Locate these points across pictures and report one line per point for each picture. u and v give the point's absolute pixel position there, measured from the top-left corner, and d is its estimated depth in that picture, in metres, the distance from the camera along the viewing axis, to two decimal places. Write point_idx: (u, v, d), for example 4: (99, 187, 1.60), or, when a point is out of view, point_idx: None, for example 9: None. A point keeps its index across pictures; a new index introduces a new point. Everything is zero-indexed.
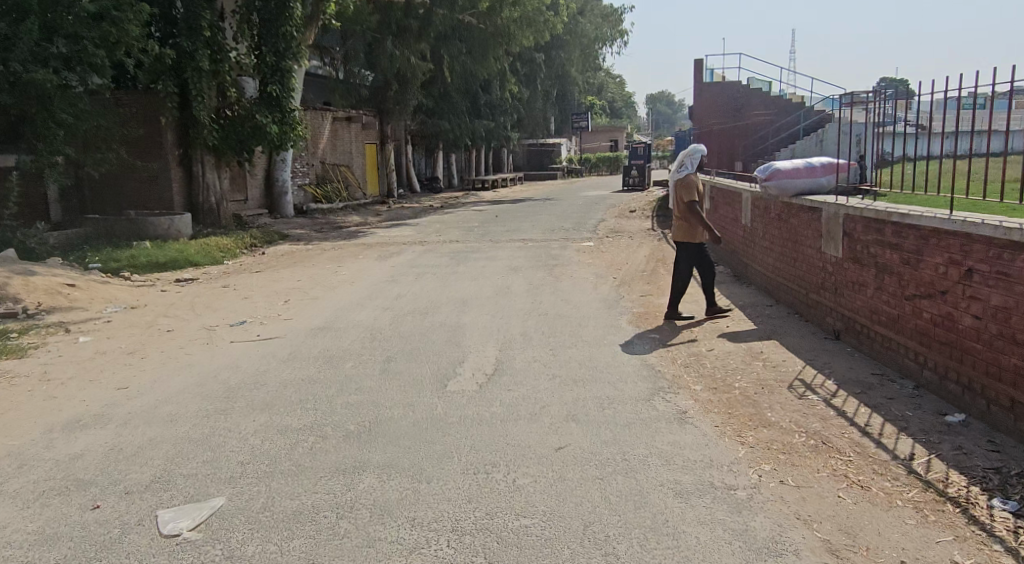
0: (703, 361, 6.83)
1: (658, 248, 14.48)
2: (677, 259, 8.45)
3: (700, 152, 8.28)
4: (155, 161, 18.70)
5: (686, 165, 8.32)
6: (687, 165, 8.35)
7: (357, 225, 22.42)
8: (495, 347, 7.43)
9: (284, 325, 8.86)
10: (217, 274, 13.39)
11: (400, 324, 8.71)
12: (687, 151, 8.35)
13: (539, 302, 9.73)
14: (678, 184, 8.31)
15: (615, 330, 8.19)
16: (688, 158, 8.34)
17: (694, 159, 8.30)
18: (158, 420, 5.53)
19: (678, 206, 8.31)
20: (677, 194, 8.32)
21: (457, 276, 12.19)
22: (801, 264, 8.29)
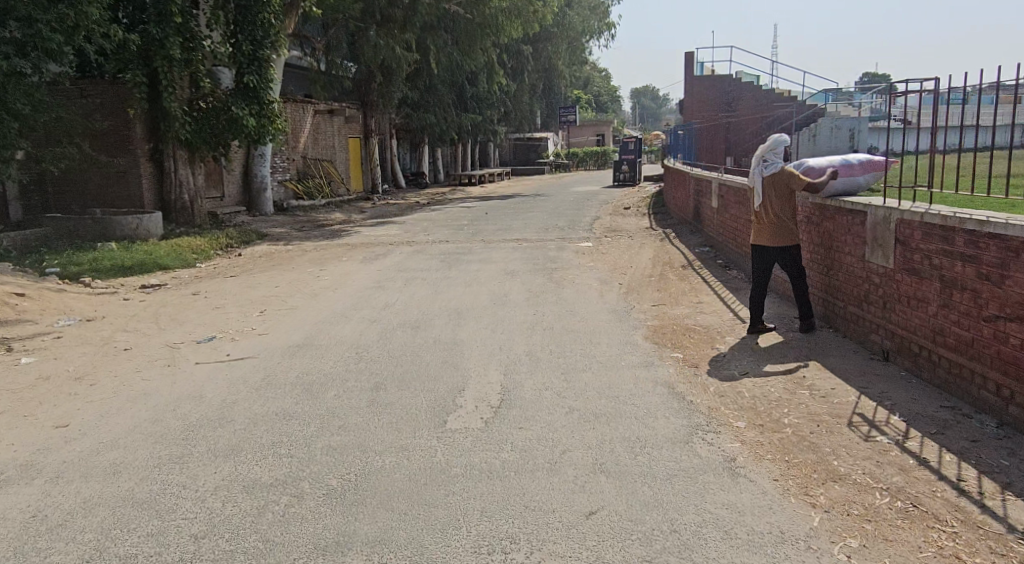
0: (740, 389, 5.91)
1: (662, 250, 13.60)
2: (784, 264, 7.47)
3: (784, 142, 7.43)
4: (124, 157, 17.73)
5: (775, 160, 7.45)
6: (772, 161, 7.47)
7: (340, 223, 21.40)
8: (498, 372, 6.51)
9: (258, 343, 7.90)
10: (188, 279, 12.38)
11: (389, 340, 7.78)
12: (768, 145, 7.46)
13: (542, 314, 8.81)
14: (772, 181, 7.39)
15: (631, 348, 7.29)
16: (771, 152, 7.45)
17: (778, 152, 7.47)
18: (98, 472, 4.58)
19: (775, 208, 7.38)
20: (772, 194, 7.39)
21: (449, 282, 11.25)
22: (838, 274, 7.40)
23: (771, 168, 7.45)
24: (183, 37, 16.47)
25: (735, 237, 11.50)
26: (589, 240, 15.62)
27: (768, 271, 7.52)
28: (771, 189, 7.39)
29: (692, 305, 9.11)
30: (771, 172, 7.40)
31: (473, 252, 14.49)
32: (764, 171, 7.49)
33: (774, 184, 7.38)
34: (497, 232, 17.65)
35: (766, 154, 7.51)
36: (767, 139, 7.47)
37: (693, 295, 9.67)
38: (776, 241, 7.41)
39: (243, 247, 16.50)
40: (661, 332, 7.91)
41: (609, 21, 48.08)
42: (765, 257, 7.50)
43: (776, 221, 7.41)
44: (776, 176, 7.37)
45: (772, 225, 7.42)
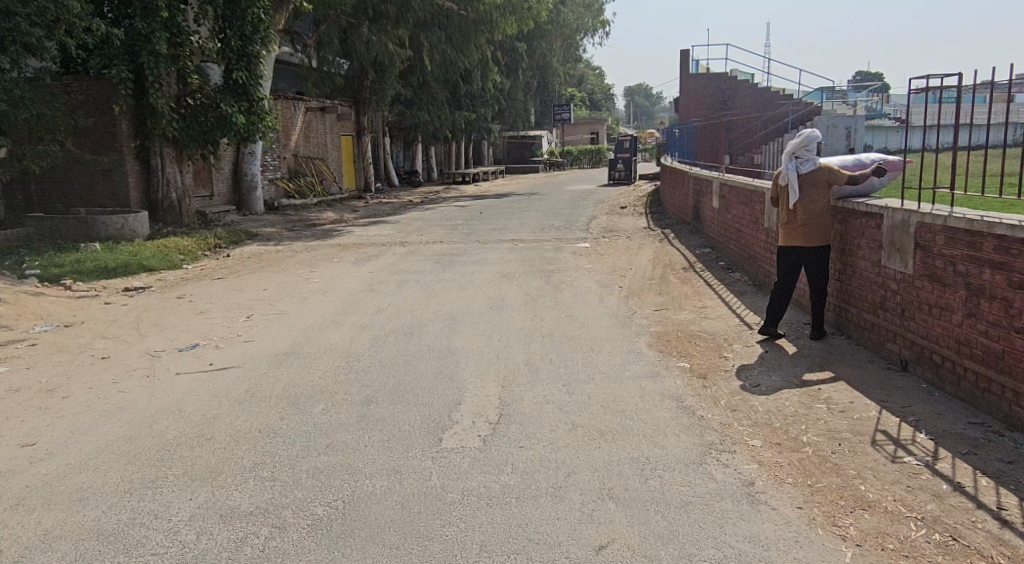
0: (754, 403, 5.58)
1: (662, 251, 13.29)
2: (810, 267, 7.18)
3: (817, 137, 7.17)
4: (109, 154, 17.31)
5: (810, 156, 7.17)
6: (807, 157, 7.19)
7: (332, 222, 21.03)
8: (497, 383, 6.17)
9: (243, 350, 7.55)
10: (173, 281, 12.02)
11: (382, 349, 7.43)
12: (802, 141, 7.16)
13: (541, 319, 8.47)
14: (804, 179, 7.11)
15: (636, 356, 6.95)
16: (805, 147, 7.16)
17: (811, 149, 7.17)
18: (63, 499, 4.23)
19: (806, 208, 7.09)
20: (805, 193, 7.09)
21: (444, 285, 10.90)
22: (852, 279, 7.07)
23: (807, 164, 7.17)
24: (170, 32, 16.19)
25: (737, 239, 11.21)
26: (586, 241, 15.30)
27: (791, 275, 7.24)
28: (808, 185, 7.11)
29: (696, 310, 8.78)
30: (809, 168, 7.13)
31: (468, 253, 14.15)
32: (799, 167, 7.18)
33: (812, 181, 7.10)
34: (492, 232, 17.32)
35: (799, 150, 7.19)
36: (801, 135, 7.17)
37: (696, 299, 9.34)
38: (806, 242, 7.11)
39: (232, 247, 16.13)
40: (665, 339, 7.58)
41: (603, 19, 47.77)
42: (793, 258, 7.21)
43: (805, 221, 7.12)
44: (813, 173, 7.11)
45: (801, 225, 7.12)
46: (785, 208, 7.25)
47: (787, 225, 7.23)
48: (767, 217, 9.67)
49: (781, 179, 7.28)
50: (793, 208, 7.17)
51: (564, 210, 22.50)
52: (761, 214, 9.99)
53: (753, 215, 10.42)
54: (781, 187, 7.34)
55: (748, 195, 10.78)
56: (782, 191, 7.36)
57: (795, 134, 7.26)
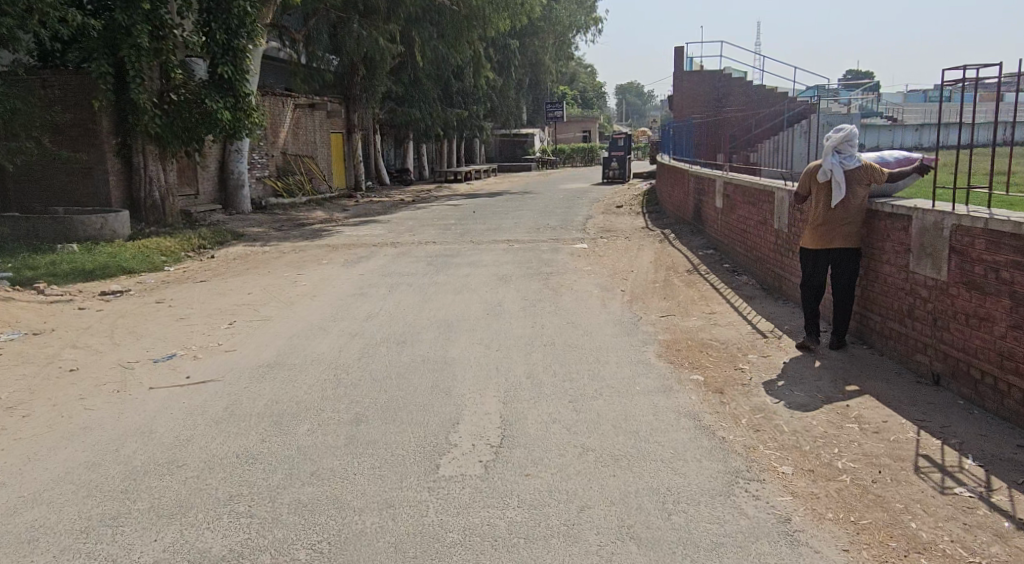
0: (779, 422, 5.12)
1: (663, 252, 12.85)
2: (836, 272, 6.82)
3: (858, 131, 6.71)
4: (89, 151, 16.96)
5: (854, 151, 6.71)
6: (850, 153, 6.72)
7: (321, 222, 20.50)
8: (497, 400, 5.70)
9: (223, 361, 7.06)
10: (153, 285, 11.51)
11: (373, 360, 6.94)
12: (846, 135, 6.67)
13: (541, 327, 8.00)
14: (851, 177, 6.65)
15: (645, 368, 6.49)
16: (849, 140, 6.68)
17: (853, 144, 6.71)
18: (9, 542, 3.76)
19: (850, 206, 6.67)
20: (850, 191, 6.66)
21: (438, 288, 10.43)
22: (875, 285, 6.61)
23: (851, 160, 6.70)
24: (153, 24, 15.73)
25: (743, 239, 10.77)
26: (583, 242, 14.85)
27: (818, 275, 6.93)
28: (853, 182, 6.66)
29: (705, 316, 8.32)
30: (855, 164, 6.67)
31: (462, 254, 13.68)
32: (843, 163, 6.69)
33: (857, 178, 6.66)
34: (486, 232, 16.85)
35: (843, 144, 6.69)
36: (844, 128, 6.68)
37: (704, 304, 8.88)
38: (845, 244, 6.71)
39: (217, 248, 15.60)
40: (675, 348, 7.12)
41: (596, 16, 47.31)
42: (820, 260, 6.86)
43: (847, 221, 6.70)
44: (858, 171, 6.67)
45: (843, 225, 6.70)
46: (825, 205, 6.75)
47: (825, 224, 6.74)
48: (778, 218, 9.19)
49: (822, 174, 6.75)
50: (835, 205, 6.69)
51: (559, 209, 22.05)
52: (770, 214, 9.52)
53: (760, 215, 9.96)
54: (818, 184, 6.81)
55: (755, 195, 10.29)
56: (817, 188, 6.83)
57: (834, 128, 6.75)
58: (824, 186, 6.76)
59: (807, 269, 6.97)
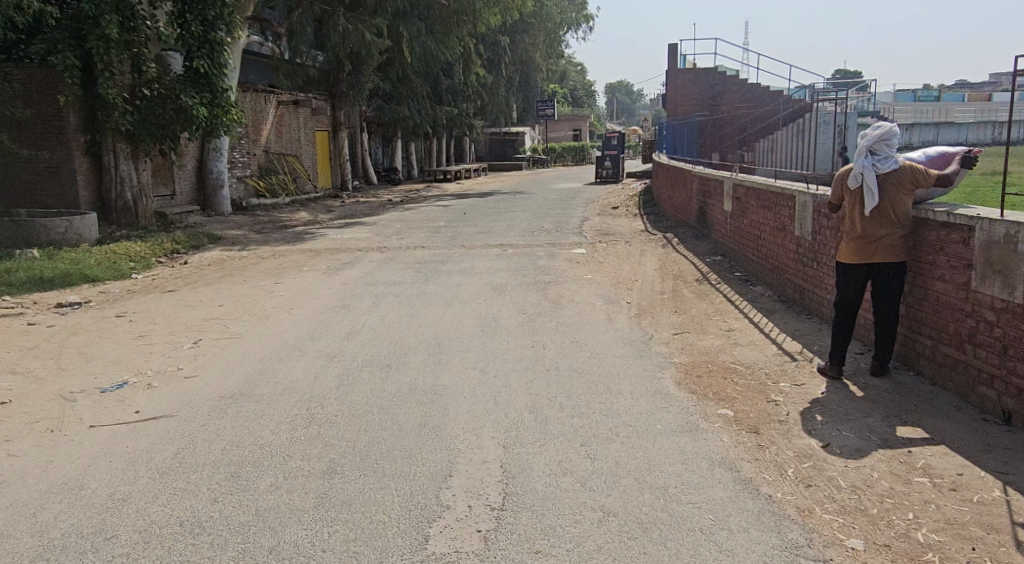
0: (832, 474, 4.29)
1: (668, 258, 12.05)
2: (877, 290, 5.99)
3: (898, 130, 5.88)
4: (55, 150, 16.09)
5: (891, 152, 5.89)
6: (886, 153, 5.91)
7: (305, 224, 19.60)
8: (496, 443, 4.85)
9: (181, 391, 6.20)
10: (116, 296, 10.64)
11: (354, 389, 6.09)
12: (881, 134, 5.87)
13: (542, 348, 7.15)
14: (884, 182, 5.84)
15: (665, 398, 5.65)
16: (885, 140, 5.87)
17: (892, 145, 5.88)
18: None
19: (885, 218, 5.85)
20: (886, 199, 5.83)
21: (427, 301, 9.58)
22: (925, 304, 5.78)
23: (888, 162, 5.88)
24: (123, 15, 15.00)
25: (756, 244, 9.99)
26: (581, 247, 14.05)
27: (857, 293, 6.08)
28: (889, 187, 5.84)
29: (723, 334, 7.48)
30: (891, 167, 5.85)
31: (452, 260, 12.86)
32: (876, 165, 5.89)
33: (893, 181, 5.83)
34: (478, 235, 16.01)
35: (877, 144, 5.89)
36: (878, 127, 5.88)
37: (722, 320, 8.02)
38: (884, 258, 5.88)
39: (191, 252, 14.71)
40: (694, 373, 6.27)
41: (587, 13, 46.52)
42: (859, 276, 6.02)
43: (884, 233, 5.86)
44: (896, 174, 5.85)
45: (881, 238, 5.87)
46: (857, 215, 5.96)
47: (859, 236, 5.94)
48: (799, 224, 8.35)
49: (852, 180, 5.98)
50: (869, 214, 5.88)
51: (553, 211, 21.22)
52: (790, 220, 8.69)
53: (778, 221, 9.14)
54: (850, 191, 6.06)
55: (771, 198, 9.48)
56: (849, 196, 6.06)
57: (871, 125, 5.97)
58: (855, 194, 5.98)
59: (841, 287, 6.11)
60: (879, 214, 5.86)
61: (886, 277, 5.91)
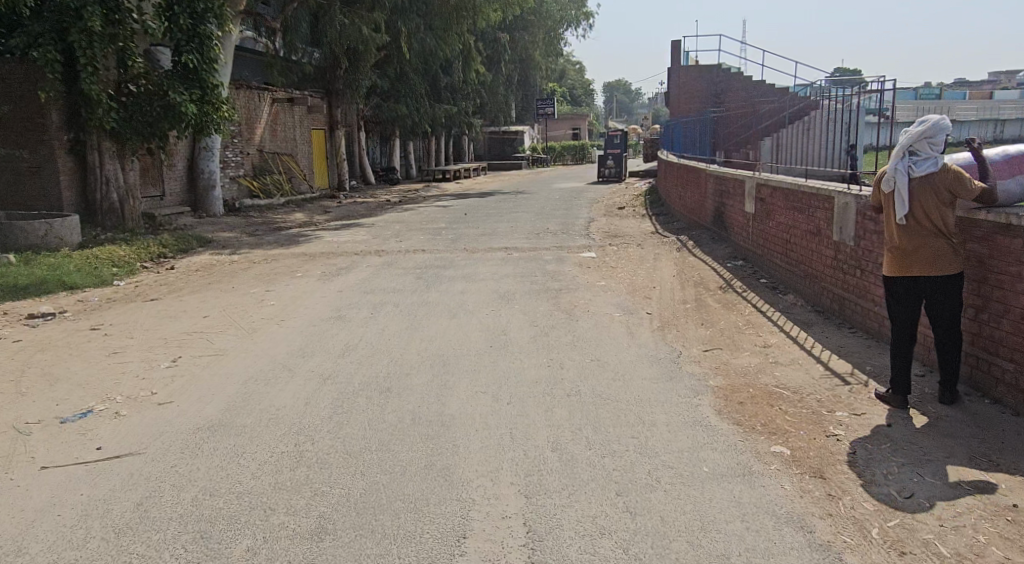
0: (928, 537, 3.57)
1: (685, 264, 11.31)
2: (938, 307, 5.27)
3: (943, 126, 5.22)
4: (37, 149, 15.43)
5: (931, 153, 5.24)
6: (927, 154, 5.27)
7: (300, 225, 18.86)
8: (517, 492, 4.12)
9: (152, 421, 5.46)
10: (95, 305, 9.90)
11: (349, 419, 5.36)
12: (922, 131, 5.23)
13: (559, 368, 6.41)
14: (917, 189, 5.24)
15: (709, 432, 4.91)
16: (928, 139, 5.22)
17: (935, 145, 5.22)
18: None
19: (920, 228, 5.24)
20: (920, 207, 5.22)
21: (429, 312, 8.83)
22: (1004, 322, 5.07)
23: (927, 164, 5.26)
24: (106, 6, 14.26)
25: (785, 249, 9.24)
26: (591, 250, 13.31)
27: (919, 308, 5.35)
28: (924, 194, 5.22)
29: (758, 350, 6.74)
30: (927, 170, 5.23)
31: (455, 265, 12.12)
32: (912, 168, 5.30)
33: (930, 188, 5.21)
34: (480, 238, 15.27)
35: (917, 144, 5.27)
36: (920, 123, 5.26)
37: (756, 334, 7.27)
38: (920, 273, 5.24)
39: (179, 256, 13.96)
40: (735, 398, 5.54)
41: (587, 10, 45.77)
42: (921, 291, 5.29)
43: (919, 245, 5.24)
44: (935, 179, 5.21)
45: (917, 251, 5.24)
46: (891, 224, 5.39)
47: (892, 246, 5.36)
48: (838, 229, 7.58)
49: (885, 183, 5.43)
50: (903, 223, 5.28)
51: (557, 212, 20.48)
52: (827, 223, 7.94)
53: (812, 224, 8.40)
54: (885, 195, 5.49)
55: (803, 198, 8.73)
56: (885, 200, 5.52)
57: (916, 120, 5.34)
58: (889, 199, 5.42)
59: (901, 304, 5.35)
60: (914, 223, 5.25)
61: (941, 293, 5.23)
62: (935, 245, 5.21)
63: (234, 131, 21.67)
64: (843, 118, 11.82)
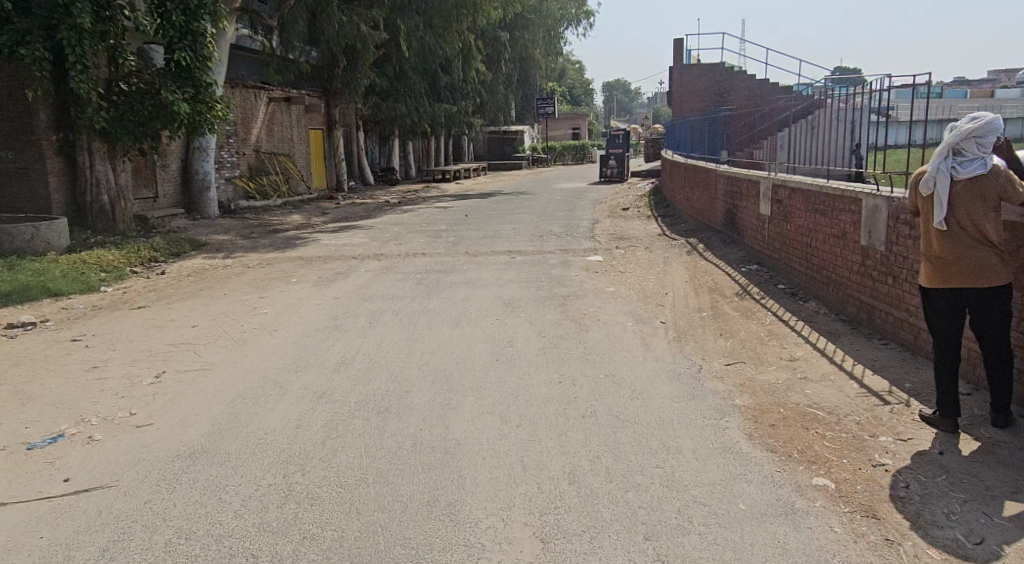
0: None
1: (697, 268, 10.84)
2: (985, 323, 4.79)
3: (995, 124, 4.72)
4: (25, 150, 14.96)
5: (980, 153, 4.75)
6: (974, 154, 4.77)
7: (297, 227, 18.40)
8: (532, 537, 3.68)
9: (128, 447, 4.98)
10: (80, 314, 9.41)
11: (343, 445, 4.89)
12: (973, 129, 4.72)
13: (571, 385, 5.94)
14: (961, 192, 4.76)
15: (741, 461, 4.44)
16: (977, 137, 4.72)
17: (985, 144, 4.73)
18: None
19: (962, 235, 4.77)
20: (963, 212, 4.75)
21: (431, 321, 8.35)
22: None
23: (973, 165, 4.76)
24: (96, 2, 13.81)
25: (806, 253, 8.77)
26: (598, 254, 12.84)
27: (966, 321, 4.87)
28: (969, 199, 4.74)
29: (784, 365, 6.26)
30: (975, 171, 4.74)
31: (456, 269, 11.66)
32: (957, 169, 4.80)
33: (976, 191, 4.73)
34: (482, 240, 14.81)
35: (965, 142, 4.76)
36: (972, 120, 4.74)
37: (781, 346, 6.79)
38: (962, 284, 4.77)
39: (171, 260, 13.48)
40: (766, 420, 5.06)
41: (587, 9, 45.28)
42: (968, 303, 4.80)
43: (961, 254, 4.76)
44: (983, 182, 4.73)
45: (960, 260, 4.76)
46: (930, 229, 4.92)
47: (932, 255, 4.88)
48: (867, 233, 7.13)
49: (925, 183, 4.94)
50: (946, 230, 4.80)
51: (560, 213, 20.01)
52: (854, 227, 7.48)
53: (836, 227, 7.95)
54: (923, 198, 5.01)
55: (825, 201, 8.28)
56: (924, 203, 5.03)
57: (967, 115, 4.82)
58: (929, 202, 4.94)
59: (946, 317, 4.87)
60: (956, 230, 4.77)
61: (989, 308, 4.75)
62: (981, 253, 4.73)
63: (229, 130, 21.17)
64: (848, 117, 11.41)
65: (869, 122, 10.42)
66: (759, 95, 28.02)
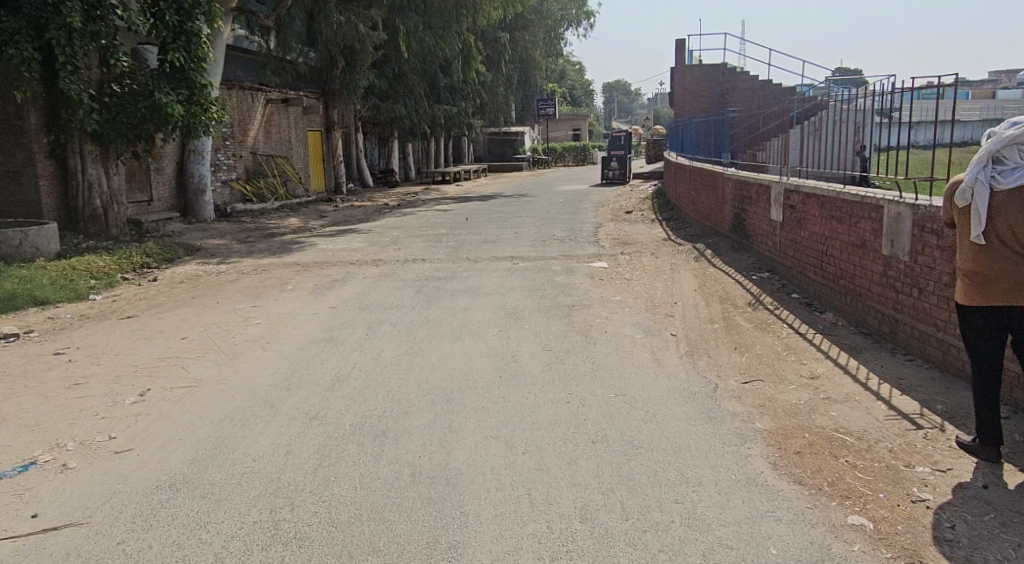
0: None
1: (705, 275, 10.49)
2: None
3: None
4: (15, 153, 14.60)
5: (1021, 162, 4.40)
6: (1015, 163, 4.43)
7: (294, 231, 18.04)
8: None
9: (105, 477, 4.63)
10: (65, 324, 9.05)
11: (336, 475, 4.54)
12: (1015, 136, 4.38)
13: (580, 406, 5.59)
14: (1001, 204, 4.39)
15: (768, 496, 4.09)
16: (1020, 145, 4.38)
17: None
18: None
19: (1002, 251, 4.40)
20: (1003, 225, 4.39)
21: (430, 333, 7.99)
22: None
23: (1014, 175, 4.41)
24: (87, 2, 13.49)
25: (822, 262, 8.42)
26: (602, 260, 12.49)
27: (1006, 342, 4.50)
28: (1010, 211, 4.38)
29: (805, 383, 5.90)
30: (1016, 181, 4.39)
31: (457, 276, 11.31)
32: (997, 179, 4.44)
33: (1019, 202, 4.37)
34: (483, 245, 14.45)
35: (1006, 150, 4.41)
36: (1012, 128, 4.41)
37: (800, 362, 6.43)
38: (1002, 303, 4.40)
39: (164, 265, 13.12)
40: (791, 447, 4.70)
41: (587, 9, 44.92)
42: (1009, 323, 4.44)
43: (1001, 271, 4.39)
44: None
45: (1000, 278, 4.39)
46: (966, 244, 4.54)
47: (968, 271, 4.50)
48: (889, 242, 6.77)
49: (959, 194, 4.57)
50: (986, 244, 4.43)
51: (562, 216, 19.67)
52: (874, 235, 7.13)
53: (855, 235, 7.60)
54: (956, 211, 4.64)
55: (843, 207, 7.93)
56: (957, 216, 4.66)
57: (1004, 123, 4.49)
58: (963, 215, 4.57)
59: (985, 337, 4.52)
60: (996, 245, 4.41)
61: None
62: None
63: (225, 132, 20.83)
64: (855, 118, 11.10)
65: (877, 123, 10.10)
66: (762, 96, 27.67)
